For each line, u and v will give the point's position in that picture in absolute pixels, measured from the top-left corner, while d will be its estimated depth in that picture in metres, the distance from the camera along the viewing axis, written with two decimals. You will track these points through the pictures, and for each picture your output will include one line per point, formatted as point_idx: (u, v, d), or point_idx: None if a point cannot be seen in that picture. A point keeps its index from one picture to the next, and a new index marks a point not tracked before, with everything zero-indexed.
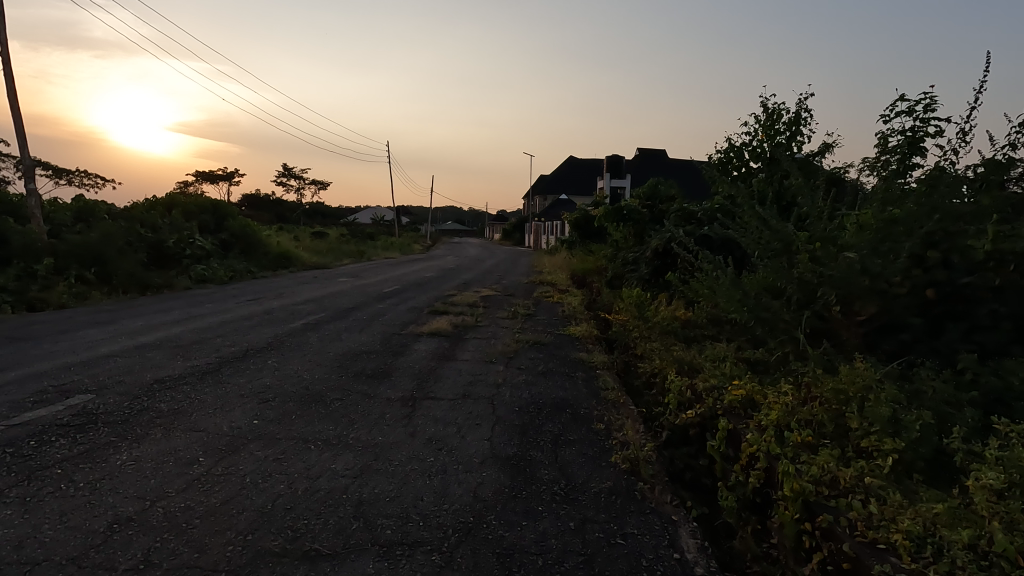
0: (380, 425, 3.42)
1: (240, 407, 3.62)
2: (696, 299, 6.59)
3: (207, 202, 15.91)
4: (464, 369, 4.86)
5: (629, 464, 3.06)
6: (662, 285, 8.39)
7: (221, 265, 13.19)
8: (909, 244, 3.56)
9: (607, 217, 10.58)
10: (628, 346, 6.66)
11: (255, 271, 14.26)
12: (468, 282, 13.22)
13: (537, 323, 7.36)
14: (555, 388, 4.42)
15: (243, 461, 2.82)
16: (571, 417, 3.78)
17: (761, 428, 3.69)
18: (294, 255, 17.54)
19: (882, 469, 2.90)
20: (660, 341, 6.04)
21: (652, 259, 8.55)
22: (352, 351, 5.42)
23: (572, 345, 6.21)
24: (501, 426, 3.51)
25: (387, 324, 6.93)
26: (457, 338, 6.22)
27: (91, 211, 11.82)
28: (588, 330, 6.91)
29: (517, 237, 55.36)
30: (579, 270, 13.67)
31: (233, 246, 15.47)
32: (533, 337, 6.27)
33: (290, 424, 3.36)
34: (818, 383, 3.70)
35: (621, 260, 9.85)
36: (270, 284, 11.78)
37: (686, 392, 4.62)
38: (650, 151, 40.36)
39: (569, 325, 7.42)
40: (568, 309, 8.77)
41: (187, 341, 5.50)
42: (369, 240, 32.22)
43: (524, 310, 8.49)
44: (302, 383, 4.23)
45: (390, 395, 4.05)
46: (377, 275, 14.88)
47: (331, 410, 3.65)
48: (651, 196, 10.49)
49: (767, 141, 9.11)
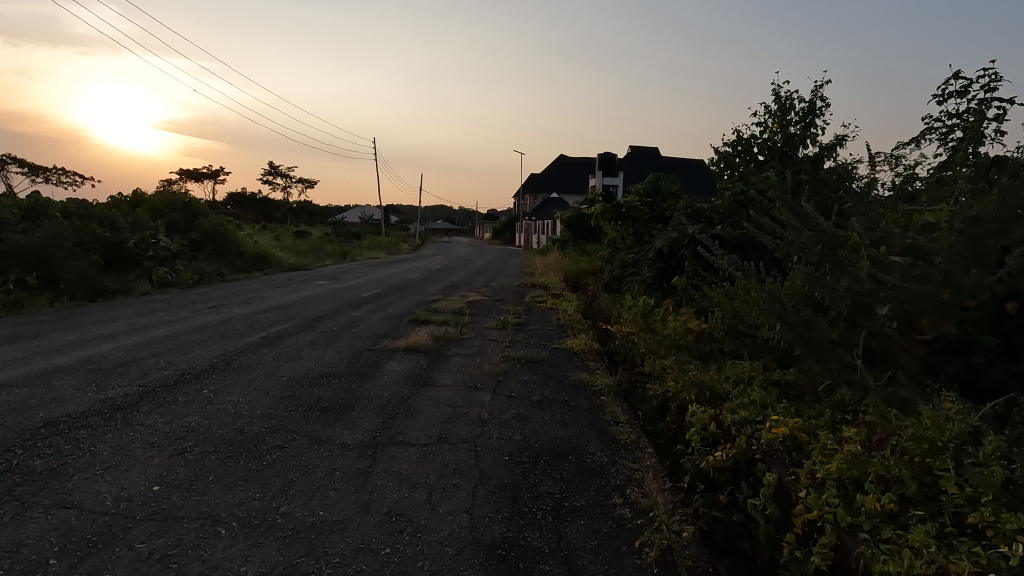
0: (325, 489, 2.59)
1: (144, 464, 2.76)
2: (710, 308, 5.81)
3: (176, 199, 14.91)
4: (442, 398, 4.03)
5: (659, 548, 2.26)
6: (667, 290, 7.61)
7: (189, 268, 12.25)
8: (995, 249, 2.79)
9: (604, 215, 9.76)
10: (633, 362, 5.88)
11: (226, 272, 13.31)
12: (455, 285, 12.38)
13: (530, 335, 6.55)
14: (552, 425, 3.61)
15: (113, 563, 1.96)
16: (576, 470, 2.98)
17: (817, 483, 2.91)
18: (272, 255, 16.59)
19: (1008, 563, 1.96)
20: (672, 358, 5.26)
21: (655, 262, 7.77)
22: (311, 373, 4.57)
23: (571, 362, 5.40)
24: (484, 486, 2.70)
25: (358, 338, 6.08)
26: (439, 356, 5.39)
27: (42, 208, 10.81)
28: (588, 343, 6.11)
29: (508, 236, 54.60)
30: (573, 272, 12.90)
31: (204, 246, 14.50)
32: (525, 353, 5.45)
33: (202, 492, 2.51)
34: (885, 424, 2.92)
35: (621, 261, 9.03)
36: (240, 288, 10.85)
37: (712, 428, 3.84)
38: (642, 149, 39.76)
39: (565, 336, 6.62)
40: (563, 316, 7.97)
41: (115, 362, 4.62)
42: (356, 239, 31.26)
43: (514, 318, 7.68)
44: (238, 422, 3.39)
45: (346, 439, 3.22)
46: (357, 277, 14.00)
47: (266, 465, 2.81)
48: (652, 192, 9.67)
49: (778, 133, 8.37)
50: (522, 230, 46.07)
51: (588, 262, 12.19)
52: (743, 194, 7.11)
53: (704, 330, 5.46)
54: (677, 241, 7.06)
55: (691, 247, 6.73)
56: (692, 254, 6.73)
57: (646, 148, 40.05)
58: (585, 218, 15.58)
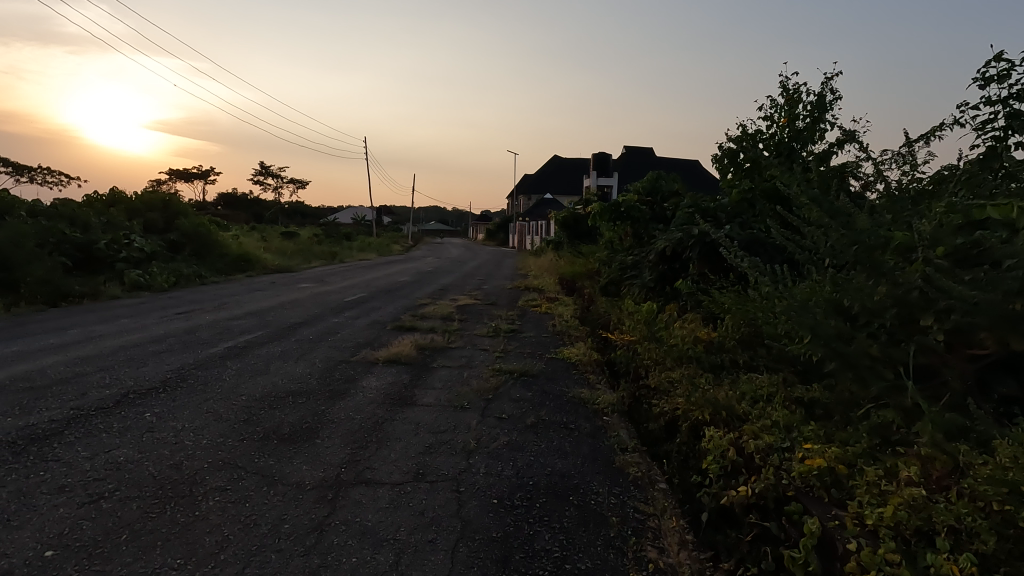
0: (266, 552, 2.07)
1: (45, 518, 2.23)
2: (720, 315, 5.35)
3: (155, 198, 14.30)
4: (423, 422, 3.52)
5: None
6: (670, 294, 7.15)
7: (165, 270, 11.64)
8: None
9: (602, 214, 9.29)
10: (635, 374, 5.39)
11: (205, 275, 12.72)
12: (445, 288, 11.86)
13: (524, 343, 6.05)
14: (549, 455, 3.11)
15: None
16: (579, 516, 2.49)
17: (867, 531, 2.43)
18: (256, 257, 15.99)
19: None
20: (680, 371, 4.78)
21: (657, 264, 7.31)
22: (276, 391, 4.04)
23: (570, 375, 4.90)
24: (466, 544, 2.19)
25: (335, 348, 5.55)
26: (423, 368, 4.87)
27: (7, 207, 10.20)
28: (587, 352, 5.62)
29: (501, 237, 54.13)
30: (569, 274, 12.42)
31: (184, 247, 13.89)
32: (517, 365, 4.95)
33: (107, 559, 1.98)
34: (946, 460, 2.45)
35: (620, 262, 8.56)
36: (218, 292, 10.28)
37: (733, 455, 3.36)
38: (637, 148, 39.42)
39: (562, 344, 6.13)
40: (559, 322, 7.48)
41: (53, 380, 4.07)
42: (346, 240, 30.67)
43: (507, 324, 7.18)
44: (177, 456, 2.86)
45: (305, 477, 2.70)
46: (343, 279, 13.45)
47: (198, 516, 2.29)
48: (652, 190, 9.22)
49: (785, 128, 7.96)
50: (516, 231, 45.61)
51: (584, 263, 11.72)
52: (751, 191, 6.65)
53: (714, 338, 4.99)
54: (681, 241, 6.60)
55: (697, 248, 6.26)
56: (698, 255, 6.27)
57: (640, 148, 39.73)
58: (580, 218, 15.14)
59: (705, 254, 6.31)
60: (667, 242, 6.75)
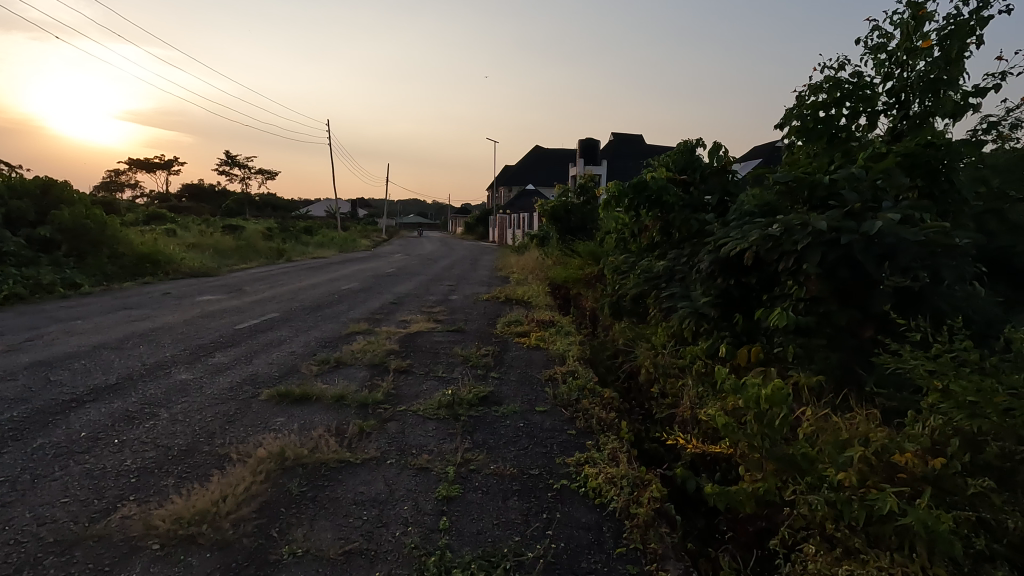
0: None
1: None
2: (919, 403, 2.54)
3: (30, 181, 11.05)
4: None
5: None
6: (745, 329, 4.37)
7: (10, 278, 8.43)
8: None
9: (617, 200, 6.43)
10: (741, 527, 2.56)
11: (78, 282, 9.52)
12: (400, 302, 8.88)
13: (503, 441, 3.18)
14: None
15: None
16: None
17: None
18: (169, 256, 12.75)
19: None
20: (883, 571, 1.97)
21: (718, 277, 4.53)
22: None
23: (615, 571, 2.05)
24: None
25: (94, 478, 2.57)
26: (254, 567, 1.96)
27: None
28: (635, 470, 2.77)
29: (480, 231, 50.89)
30: (562, 280, 9.57)
31: (60, 246, 10.62)
32: (483, 549, 2.09)
33: None
34: None
35: (647, 270, 5.74)
36: (63, 312, 7.12)
37: None
38: (625, 135, 36.66)
39: (573, 439, 3.26)
40: (557, 371, 4.62)
41: None
42: (305, 235, 27.22)
43: (473, 381, 4.30)
44: None
45: None
46: (267, 287, 10.39)
47: None
48: (686, 166, 6.37)
49: (905, 67, 5.28)
50: (496, 224, 42.59)
51: (583, 266, 8.87)
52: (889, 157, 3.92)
53: (933, 467, 2.13)
54: (776, 243, 3.80)
55: (815, 255, 3.49)
56: (819, 270, 3.48)
57: (629, 135, 36.93)
58: (572, 208, 12.30)
59: (829, 267, 3.53)
60: (748, 243, 3.95)
